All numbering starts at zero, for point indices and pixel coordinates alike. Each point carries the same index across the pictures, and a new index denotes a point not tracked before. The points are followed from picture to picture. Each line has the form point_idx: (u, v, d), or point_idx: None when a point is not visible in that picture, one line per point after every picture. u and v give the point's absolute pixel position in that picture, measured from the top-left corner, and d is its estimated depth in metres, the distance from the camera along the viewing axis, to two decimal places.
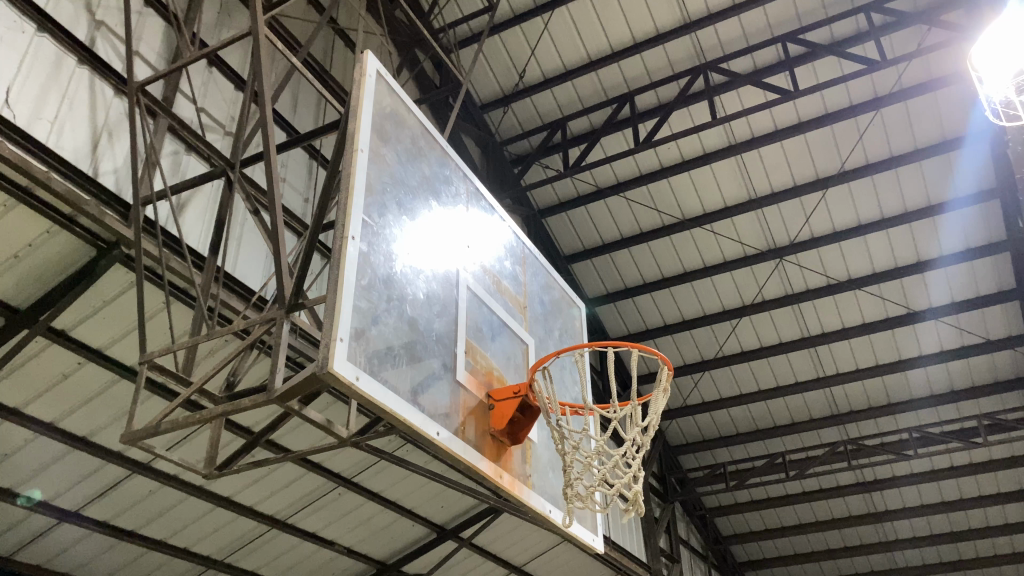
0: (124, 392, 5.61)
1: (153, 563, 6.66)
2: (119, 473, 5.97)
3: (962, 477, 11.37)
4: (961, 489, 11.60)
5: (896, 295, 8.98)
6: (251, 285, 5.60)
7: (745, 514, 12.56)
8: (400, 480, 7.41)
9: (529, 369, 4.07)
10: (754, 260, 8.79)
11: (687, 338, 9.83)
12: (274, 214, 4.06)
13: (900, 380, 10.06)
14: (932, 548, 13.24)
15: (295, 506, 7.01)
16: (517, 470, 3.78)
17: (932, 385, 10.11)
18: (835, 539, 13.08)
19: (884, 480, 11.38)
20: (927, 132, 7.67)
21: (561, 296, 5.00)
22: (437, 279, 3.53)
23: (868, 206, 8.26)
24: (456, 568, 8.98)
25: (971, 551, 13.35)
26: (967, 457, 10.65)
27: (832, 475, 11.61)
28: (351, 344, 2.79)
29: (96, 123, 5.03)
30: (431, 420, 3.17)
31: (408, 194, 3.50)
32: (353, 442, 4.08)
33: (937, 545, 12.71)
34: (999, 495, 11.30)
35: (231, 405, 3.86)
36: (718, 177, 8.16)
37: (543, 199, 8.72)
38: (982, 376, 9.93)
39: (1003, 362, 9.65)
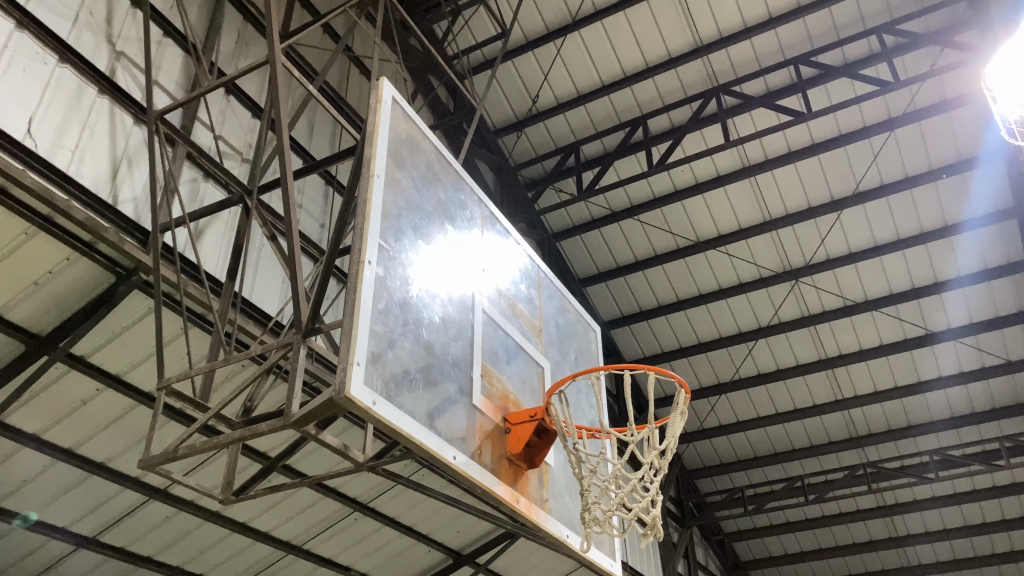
0: (141, 418, 5.65)
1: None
2: (137, 499, 5.99)
3: (985, 500, 11.21)
4: (984, 513, 11.44)
5: (913, 316, 8.91)
6: (269, 310, 5.65)
7: (764, 539, 12.43)
8: (416, 505, 7.40)
9: (545, 393, 4.06)
10: (770, 282, 8.77)
11: (703, 361, 9.80)
12: (290, 239, 4.11)
13: (919, 402, 9.96)
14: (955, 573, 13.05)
15: (312, 531, 7.01)
16: (534, 494, 3.76)
17: (952, 407, 10.01)
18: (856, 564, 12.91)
19: (905, 504, 11.25)
20: (942, 153, 7.64)
21: (576, 319, 5.00)
22: (453, 303, 3.55)
23: (883, 227, 8.23)
24: None
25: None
26: (990, 480, 10.51)
27: (851, 500, 11.49)
28: (368, 368, 2.80)
29: (116, 151, 5.11)
30: (448, 444, 3.17)
31: (424, 218, 3.53)
32: (370, 466, 4.08)
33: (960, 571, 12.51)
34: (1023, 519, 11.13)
35: (249, 430, 3.88)
36: (732, 199, 8.18)
37: (557, 223, 8.76)
38: (1003, 397, 9.82)
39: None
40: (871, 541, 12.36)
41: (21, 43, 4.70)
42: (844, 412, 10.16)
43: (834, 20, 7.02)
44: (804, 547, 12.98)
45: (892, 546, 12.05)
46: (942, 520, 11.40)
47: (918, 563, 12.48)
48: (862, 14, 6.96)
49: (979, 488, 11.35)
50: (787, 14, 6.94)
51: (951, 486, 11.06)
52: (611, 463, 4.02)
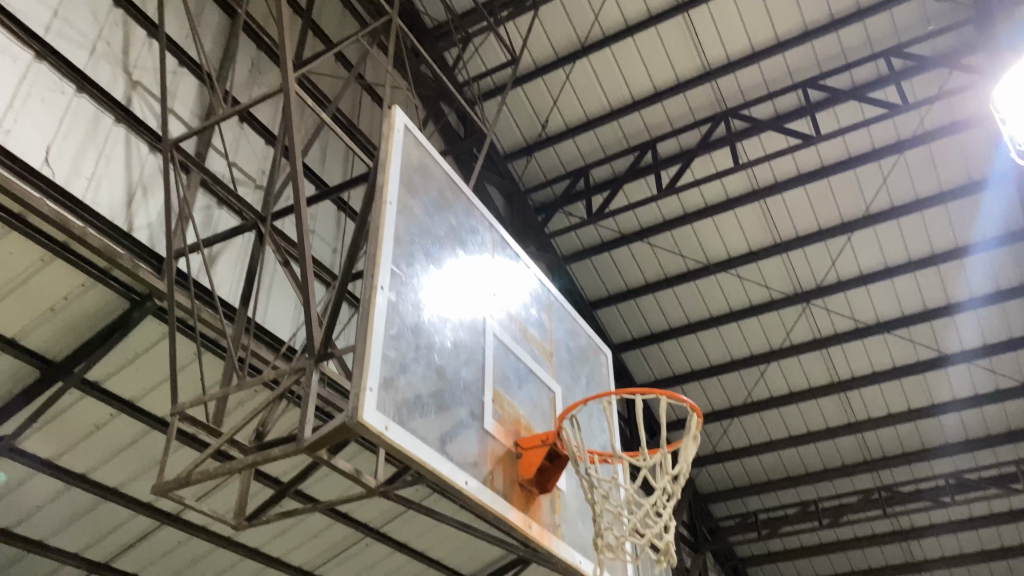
0: (154, 443, 5.68)
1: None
2: (150, 524, 6.01)
3: (1001, 524, 11.10)
4: (1001, 537, 11.32)
5: (926, 338, 8.87)
6: (281, 335, 5.68)
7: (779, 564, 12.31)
8: (428, 530, 7.38)
9: (556, 417, 4.06)
10: (781, 304, 8.76)
11: (715, 384, 9.77)
12: (303, 264, 4.15)
13: (933, 424, 9.88)
14: None
15: (323, 556, 7.00)
16: (547, 519, 3.75)
17: (967, 430, 9.93)
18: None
19: (921, 529, 11.13)
20: (952, 175, 7.64)
21: (587, 342, 5.01)
22: (464, 328, 3.57)
23: (894, 249, 8.22)
24: None
25: None
26: (1006, 504, 10.40)
27: (865, 523, 11.39)
28: (381, 393, 2.82)
29: (132, 179, 5.19)
30: (460, 469, 3.17)
31: (436, 243, 3.56)
32: (382, 491, 4.09)
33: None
34: None
35: (261, 456, 3.89)
36: (742, 222, 8.20)
37: (567, 246, 8.79)
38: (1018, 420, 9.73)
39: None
40: (886, 565, 12.23)
41: (39, 74, 4.78)
42: (858, 435, 10.10)
43: (842, 44, 7.05)
44: (819, 572, 12.85)
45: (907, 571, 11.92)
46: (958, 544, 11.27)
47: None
48: (870, 38, 6.99)
49: (995, 512, 11.23)
50: (795, 39, 6.99)
51: (967, 511, 10.94)
52: (625, 489, 3.99)
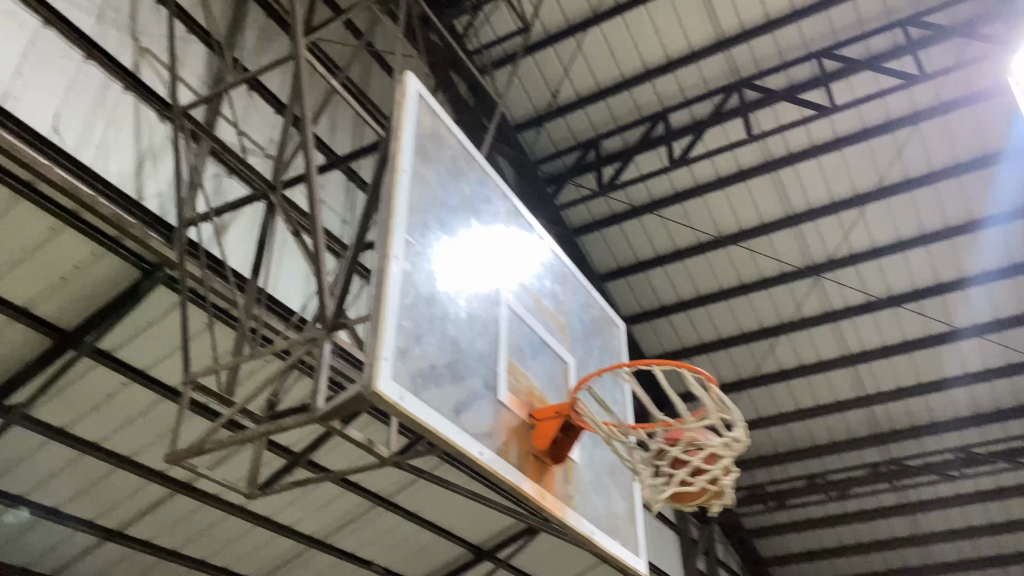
0: (166, 413, 5.59)
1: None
2: (160, 493, 5.83)
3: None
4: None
5: (937, 312, 8.82)
6: (292, 305, 5.63)
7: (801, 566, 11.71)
8: (457, 510, 7.10)
9: (570, 390, 3.99)
10: (791, 278, 8.72)
11: (724, 357, 9.73)
12: (314, 233, 4.14)
13: (966, 395, 9.64)
14: None
15: (333, 526, 6.61)
16: (559, 490, 3.69)
17: (997, 401, 9.62)
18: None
19: (942, 530, 10.75)
20: (968, 147, 7.57)
21: (601, 315, 4.92)
22: (478, 299, 3.55)
23: (907, 222, 8.17)
24: None
25: None
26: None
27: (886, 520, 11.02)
28: (395, 363, 2.81)
29: (140, 147, 5.09)
30: (474, 439, 3.15)
31: (449, 212, 3.52)
32: (395, 461, 4.05)
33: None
34: None
35: (274, 425, 3.91)
36: (754, 195, 8.18)
37: (577, 217, 8.76)
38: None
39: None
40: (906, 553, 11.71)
41: (47, 42, 4.72)
42: (868, 408, 9.94)
43: (858, 14, 6.91)
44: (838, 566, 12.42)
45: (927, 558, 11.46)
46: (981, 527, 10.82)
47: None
48: (888, 7, 6.84)
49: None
50: (811, 7, 6.87)
51: (980, 503, 10.42)
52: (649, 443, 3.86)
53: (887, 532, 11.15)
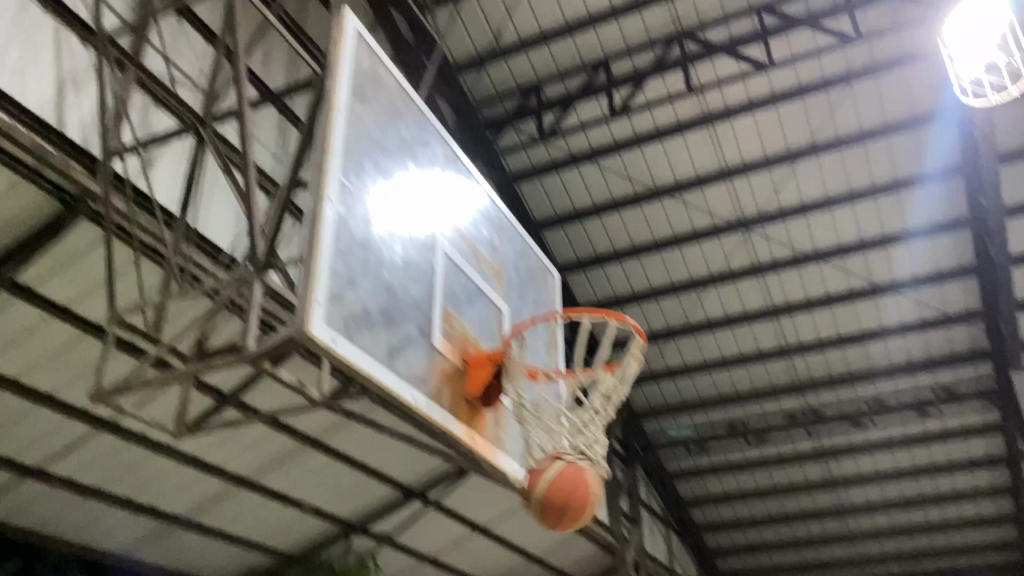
0: (89, 350, 5.40)
1: (128, 538, 6.59)
2: (82, 431, 5.69)
3: (938, 466, 10.91)
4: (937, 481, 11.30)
5: (860, 269, 9.15)
6: (222, 243, 5.50)
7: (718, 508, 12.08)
8: (387, 452, 7.15)
9: (504, 337, 4.04)
10: (723, 231, 8.89)
11: (655, 307, 9.90)
12: (246, 170, 4.04)
13: (880, 348, 9.98)
14: (904, 535, 12.85)
15: (262, 465, 6.58)
16: (491, 434, 3.76)
17: (912, 356, 10.02)
18: (811, 557, 13.32)
19: (851, 476, 11.26)
20: (896, 108, 7.81)
21: (536, 264, 4.95)
22: (413, 244, 3.54)
23: (836, 180, 8.39)
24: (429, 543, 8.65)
25: (944, 543, 12.91)
26: (937, 429, 10.47)
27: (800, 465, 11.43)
28: (328, 307, 2.79)
29: (61, 73, 4.84)
30: (407, 384, 3.18)
31: (386, 156, 3.48)
32: (326, 403, 4.05)
33: (928, 557, 12.82)
34: (959, 475, 11.25)
35: (202, 365, 3.86)
36: (691, 148, 8.27)
37: (516, 164, 8.72)
38: (958, 349, 9.95)
39: (971, 343, 9.72)
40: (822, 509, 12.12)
41: None
42: (788, 360, 10.28)
43: None
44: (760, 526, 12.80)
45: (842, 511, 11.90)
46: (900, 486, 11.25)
47: (865, 525, 12.33)
48: None
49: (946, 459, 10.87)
50: None
51: (889, 452, 10.95)
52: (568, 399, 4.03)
53: (800, 477, 11.58)
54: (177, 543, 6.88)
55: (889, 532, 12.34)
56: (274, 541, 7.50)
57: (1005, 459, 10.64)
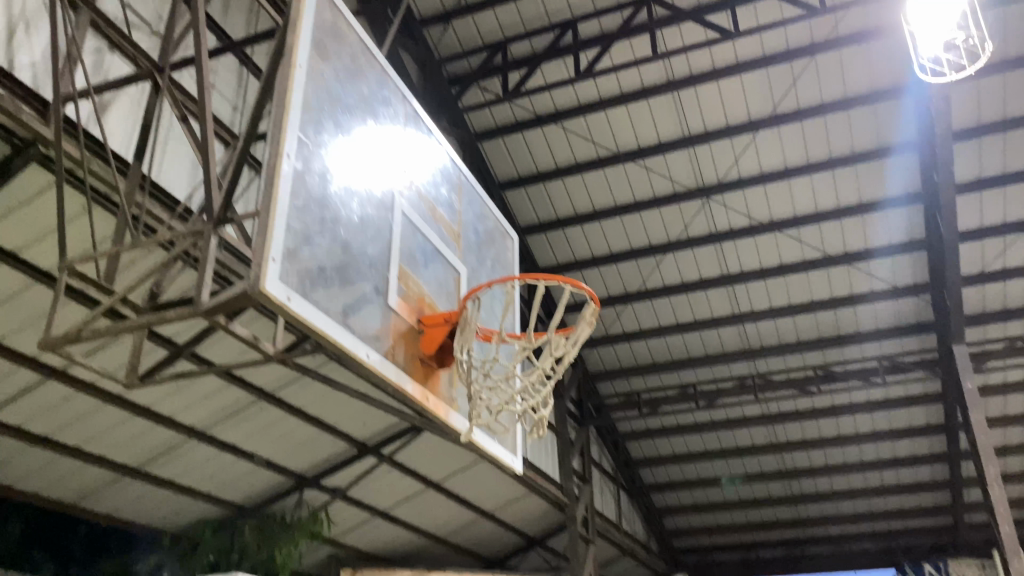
0: (39, 298, 5.26)
1: (77, 487, 6.55)
2: (31, 379, 5.57)
3: (878, 433, 11.24)
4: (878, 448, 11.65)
5: (813, 240, 9.34)
6: (178, 194, 5.39)
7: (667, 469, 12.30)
8: (341, 408, 7.17)
9: (460, 298, 4.08)
10: (683, 197, 8.97)
11: (613, 271, 9.99)
12: (203, 120, 3.97)
13: (829, 318, 10.22)
14: (844, 500, 13.26)
15: (215, 417, 6.55)
16: (444, 393, 3.81)
17: (859, 325, 10.25)
18: (753, 519, 13.69)
19: (796, 440, 11.57)
20: (857, 82, 7.92)
21: (495, 226, 4.98)
22: (372, 203, 3.53)
23: (795, 151, 8.50)
24: (381, 498, 8.72)
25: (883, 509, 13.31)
26: (879, 397, 10.78)
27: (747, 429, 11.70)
28: (283, 264, 2.79)
29: (13, 12, 4.60)
30: (361, 342, 3.20)
31: (346, 113, 3.45)
32: (279, 358, 4.06)
33: (865, 521, 13.28)
34: (898, 443, 11.61)
35: (155, 317, 3.83)
36: (654, 113, 8.30)
37: (480, 123, 8.65)
38: (904, 321, 10.23)
39: (917, 315, 9.98)
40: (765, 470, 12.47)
41: None
42: (740, 326, 10.46)
43: None
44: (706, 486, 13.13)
45: (785, 473, 12.23)
46: (844, 450, 11.60)
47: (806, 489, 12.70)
48: None
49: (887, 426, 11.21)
50: None
51: (834, 419, 11.25)
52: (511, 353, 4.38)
53: (747, 440, 11.86)
54: (127, 494, 6.85)
55: (829, 496, 12.74)
56: (226, 492, 7.51)
57: (942, 428, 11.01)
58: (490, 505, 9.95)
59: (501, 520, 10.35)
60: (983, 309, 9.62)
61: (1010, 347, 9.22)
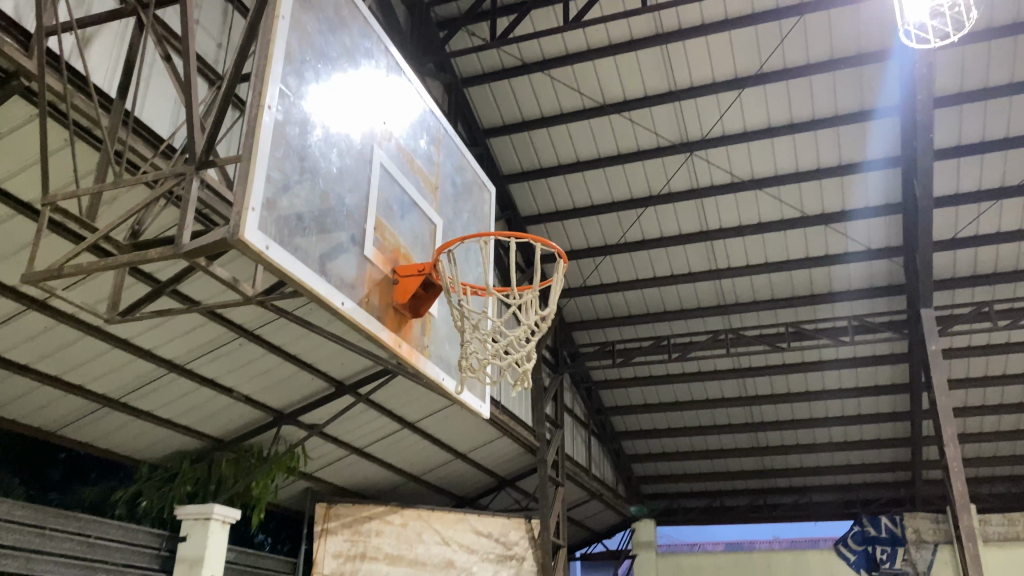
0: (20, 230, 5.30)
1: (57, 415, 6.68)
2: (12, 310, 5.63)
3: (846, 390, 11.51)
4: (843, 405, 11.96)
5: (792, 199, 9.46)
6: (161, 131, 5.42)
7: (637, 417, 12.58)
8: (319, 347, 7.28)
9: (434, 250, 4.20)
10: (667, 151, 9.04)
11: (594, 222, 10.08)
12: (186, 58, 3.98)
13: (803, 277, 10.38)
14: (809, 455, 13.61)
15: (195, 352, 6.66)
16: (416, 340, 3.95)
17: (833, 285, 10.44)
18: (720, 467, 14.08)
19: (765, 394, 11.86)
20: (844, 43, 7.95)
21: (472, 178, 5.06)
22: (351, 154, 3.61)
23: (779, 110, 8.57)
24: (356, 436, 8.91)
25: (844, 462, 13.71)
26: (848, 355, 11.02)
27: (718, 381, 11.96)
28: (262, 213, 2.88)
29: None
30: (337, 291, 3.32)
31: (328, 64, 3.50)
32: (259, 300, 4.16)
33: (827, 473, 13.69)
34: (864, 401, 11.89)
35: (137, 256, 3.91)
36: (641, 66, 8.31)
37: (467, 68, 8.62)
38: (876, 282, 10.42)
39: (889, 278, 10.16)
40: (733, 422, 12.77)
41: None
42: (716, 281, 10.62)
43: None
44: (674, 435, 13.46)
45: (752, 425, 12.56)
46: (809, 405, 11.86)
47: (772, 442, 13.05)
48: None
49: (852, 383, 11.48)
50: None
51: (804, 374, 11.51)
52: (482, 303, 4.56)
53: (718, 392, 12.13)
54: (107, 423, 7.00)
55: (792, 449, 13.07)
56: (204, 425, 7.66)
57: (907, 387, 11.29)
58: (464, 446, 10.17)
59: (474, 461, 10.63)
60: (952, 273, 9.80)
61: (977, 312, 9.41)
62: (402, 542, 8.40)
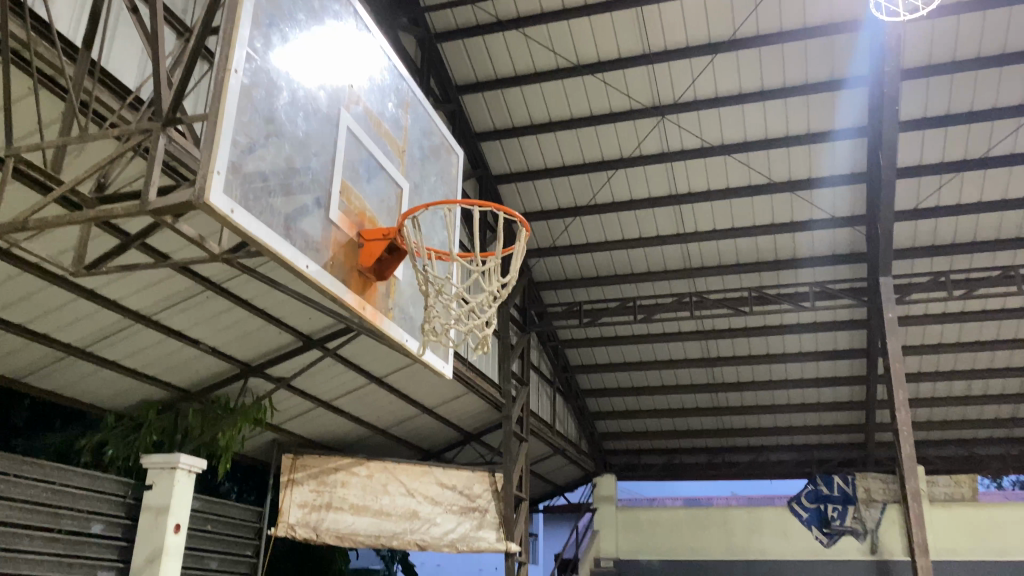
0: None
1: (22, 363, 6.67)
2: None
3: (805, 355, 11.76)
4: (802, 369, 12.22)
5: (760, 165, 9.55)
6: (128, 82, 5.36)
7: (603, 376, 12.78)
8: (287, 302, 7.30)
9: (400, 214, 4.26)
10: (640, 114, 9.05)
11: (564, 182, 10.11)
12: (152, 11, 3.93)
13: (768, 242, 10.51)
14: (768, 415, 13.93)
15: (162, 304, 6.65)
16: (380, 303, 4.03)
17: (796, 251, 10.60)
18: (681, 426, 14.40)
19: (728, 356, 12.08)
20: (816, 12, 7.97)
21: (440, 142, 5.09)
22: (318, 118, 3.63)
23: (750, 76, 8.61)
24: (323, 389, 8.99)
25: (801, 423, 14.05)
26: (809, 320, 11.22)
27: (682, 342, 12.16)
28: (227, 177, 2.92)
29: None
30: (302, 253, 3.37)
31: (294, 28, 3.50)
32: (225, 258, 4.19)
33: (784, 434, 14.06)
34: (823, 365, 12.16)
35: (104, 211, 3.91)
36: (616, 27, 8.28)
37: (441, 23, 8.52)
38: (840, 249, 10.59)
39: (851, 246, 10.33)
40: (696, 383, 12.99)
41: None
42: (684, 244, 10.73)
43: None
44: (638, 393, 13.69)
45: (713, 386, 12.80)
46: (769, 368, 12.11)
47: (733, 402, 13.33)
48: None
49: (811, 347, 11.73)
50: None
51: (766, 337, 11.72)
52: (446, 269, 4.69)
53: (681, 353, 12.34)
54: (72, 372, 6.99)
55: (752, 410, 13.36)
56: (171, 376, 7.68)
57: (864, 352, 11.55)
58: (430, 401, 10.29)
59: (440, 415, 10.78)
60: (912, 243, 9.97)
61: (935, 281, 9.60)
62: (367, 493, 8.56)
